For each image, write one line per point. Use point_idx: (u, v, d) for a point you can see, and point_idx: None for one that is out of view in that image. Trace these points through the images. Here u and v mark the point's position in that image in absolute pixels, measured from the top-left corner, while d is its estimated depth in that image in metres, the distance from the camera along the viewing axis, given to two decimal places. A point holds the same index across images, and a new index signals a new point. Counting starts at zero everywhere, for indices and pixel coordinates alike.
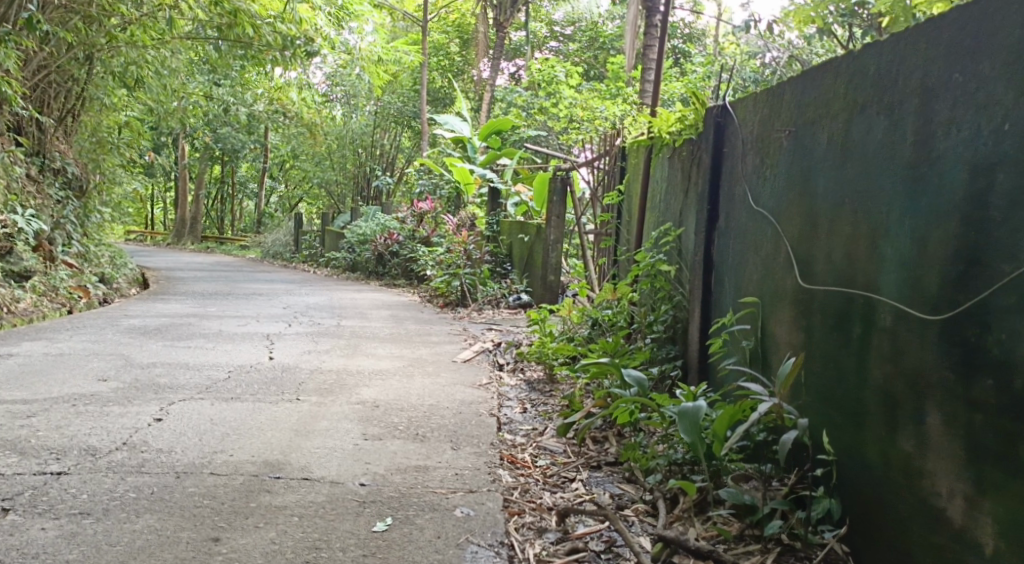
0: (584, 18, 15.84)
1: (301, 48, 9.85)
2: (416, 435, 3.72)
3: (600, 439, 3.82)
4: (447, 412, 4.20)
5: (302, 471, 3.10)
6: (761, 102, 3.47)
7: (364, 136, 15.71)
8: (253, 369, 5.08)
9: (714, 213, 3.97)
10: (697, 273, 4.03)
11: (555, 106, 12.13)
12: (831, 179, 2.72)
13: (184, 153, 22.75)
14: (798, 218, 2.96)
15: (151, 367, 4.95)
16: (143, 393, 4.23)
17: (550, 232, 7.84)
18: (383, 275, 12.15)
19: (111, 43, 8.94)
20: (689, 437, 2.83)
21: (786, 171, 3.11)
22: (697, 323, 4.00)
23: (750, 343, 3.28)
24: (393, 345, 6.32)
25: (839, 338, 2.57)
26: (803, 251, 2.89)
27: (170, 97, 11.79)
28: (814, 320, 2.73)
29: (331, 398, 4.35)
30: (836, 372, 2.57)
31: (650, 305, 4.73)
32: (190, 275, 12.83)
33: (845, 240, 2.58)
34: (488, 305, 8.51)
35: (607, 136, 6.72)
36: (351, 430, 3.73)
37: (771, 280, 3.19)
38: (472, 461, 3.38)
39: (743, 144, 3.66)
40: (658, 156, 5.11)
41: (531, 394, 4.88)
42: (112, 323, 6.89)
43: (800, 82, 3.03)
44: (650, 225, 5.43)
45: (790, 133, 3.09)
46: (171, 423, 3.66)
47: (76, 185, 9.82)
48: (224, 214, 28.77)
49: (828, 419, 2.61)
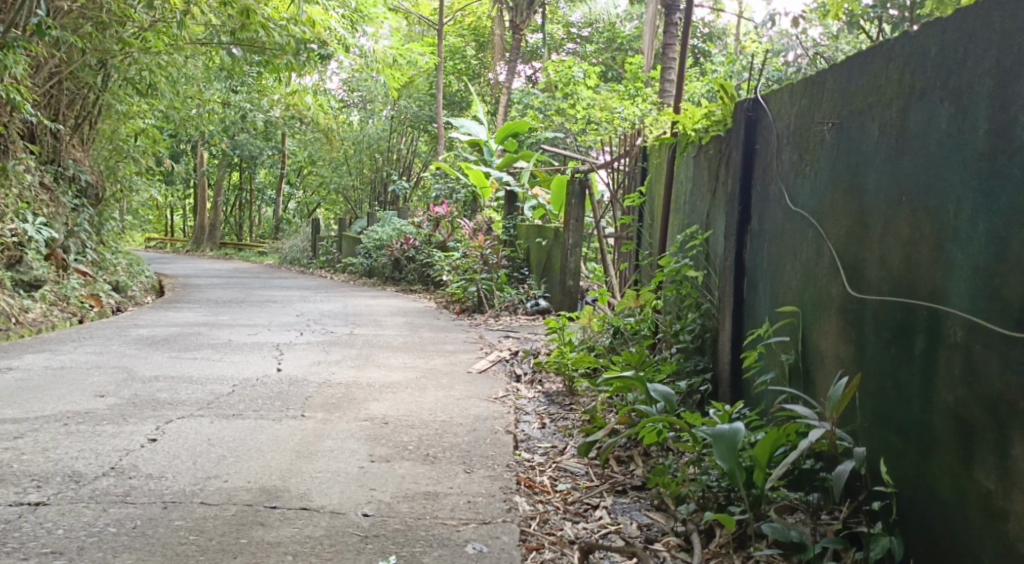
0: (602, 19, 15.57)
1: (317, 51, 9.64)
2: (426, 456, 3.46)
3: (625, 460, 3.55)
4: (460, 429, 3.93)
5: (301, 500, 2.84)
6: (798, 93, 3.19)
7: (381, 141, 15.46)
8: (259, 382, 4.83)
9: (745, 214, 3.68)
10: (727, 279, 3.75)
11: (573, 107, 11.84)
12: (883, 174, 2.45)
13: (201, 160, 22.59)
14: (845, 218, 2.69)
15: (153, 381, 4.72)
16: (140, 410, 3.99)
17: (569, 236, 7.56)
18: (400, 281, 11.91)
19: (125, 49, 8.73)
20: (726, 463, 2.58)
21: (830, 167, 2.83)
22: (729, 334, 3.72)
23: (789, 357, 3.01)
24: (407, 355, 6.06)
25: (899, 354, 2.31)
26: (851, 256, 2.62)
27: (187, 105, 11.60)
28: (868, 332, 2.47)
29: (338, 414, 4.09)
30: (895, 391, 2.32)
31: (676, 312, 4.46)
32: (206, 282, 12.64)
33: (903, 245, 2.32)
34: (505, 311, 8.22)
35: (628, 136, 6.46)
36: (356, 451, 3.47)
37: (813, 287, 2.92)
38: (486, 487, 3.11)
39: (779, 139, 3.37)
40: (682, 156, 4.84)
41: (550, 408, 4.61)
42: (120, 333, 6.66)
43: (846, 68, 2.75)
44: (674, 228, 5.13)
45: (834, 126, 2.82)
46: (164, 444, 3.41)
47: (91, 193, 9.62)
48: (242, 221, 28.65)
49: (886, 447, 2.36)
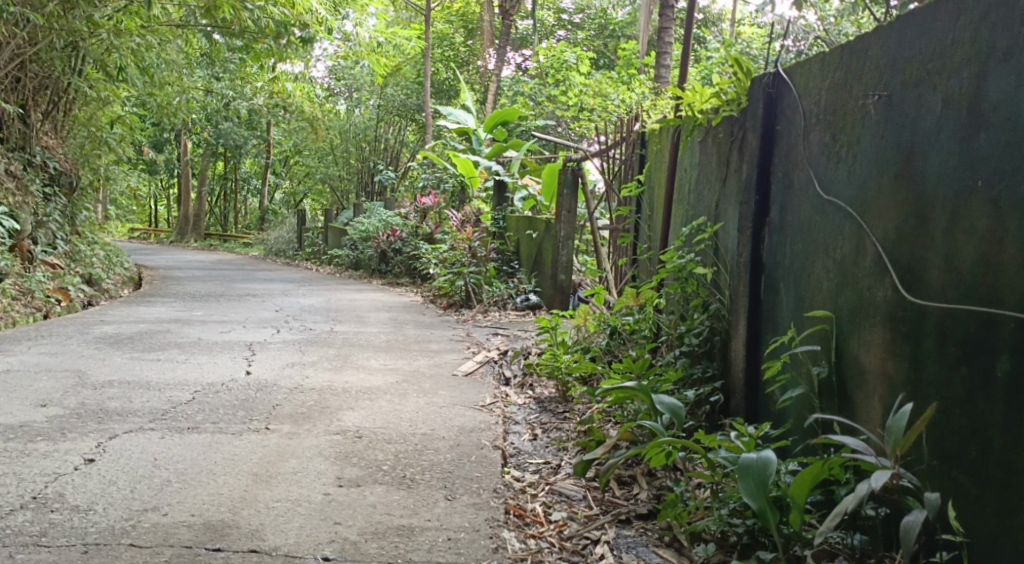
0: (594, 5, 15.06)
1: (298, 35, 9.16)
2: (403, 479, 3.03)
3: (627, 481, 3.15)
4: (442, 444, 3.51)
5: (251, 540, 2.42)
6: (831, 64, 2.78)
7: (367, 130, 14.90)
8: (224, 387, 4.37)
9: (764, 204, 3.27)
10: (741, 278, 3.34)
11: (563, 94, 11.32)
12: (949, 154, 2.12)
13: (185, 149, 21.98)
14: (897, 208, 2.32)
15: (105, 387, 4.25)
16: (83, 423, 3.54)
17: (560, 227, 7.10)
18: (386, 274, 11.45)
19: (94, 30, 8.13)
20: (754, 502, 2.23)
21: (875, 147, 2.45)
22: (744, 341, 3.31)
23: (821, 370, 2.62)
24: (389, 355, 5.62)
25: (972, 375, 1.99)
26: (903, 254, 2.28)
27: (170, 96, 11.08)
28: (930, 347, 2.14)
29: (307, 427, 3.65)
30: (968, 427, 2.00)
31: (680, 312, 4.04)
32: (187, 273, 12.17)
33: (978, 242, 2.01)
34: (493, 306, 7.79)
35: (623, 121, 6.04)
36: (322, 473, 3.03)
37: (852, 289, 2.54)
38: (470, 519, 2.70)
39: (805, 118, 2.97)
40: (687, 140, 4.41)
41: (542, 417, 4.19)
42: (82, 332, 6.18)
43: (898, 31, 2.37)
44: (677, 219, 4.68)
45: (882, 99, 2.43)
46: (102, 467, 2.96)
47: (63, 181, 9.04)
48: (228, 211, 28.05)
49: (952, 489, 2.05)
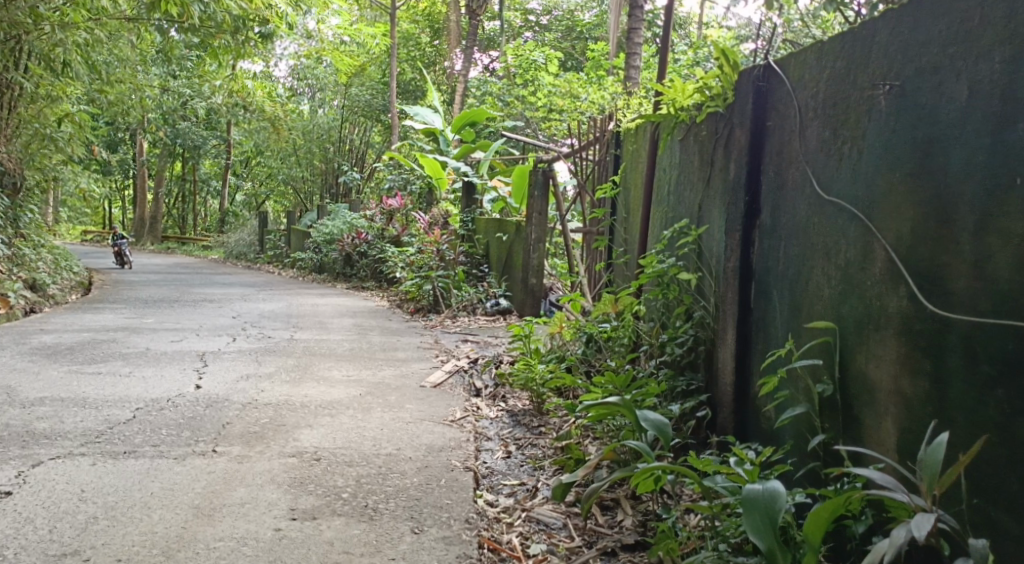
0: (562, 5, 14.77)
1: (256, 31, 8.79)
2: (364, 509, 2.73)
3: (611, 506, 2.88)
4: (409, 466, 3.21)
5: None
6: (831, 53, 2.52)
7: (330, 130, 14.46)
8: (170, 404, 4.04)
9: (754, 206, 3.02)
10: (729, 285, 3.09)
11: (532, 94, 11.04)
12: (977, 149, 1.88)
13: (142, 150, 21.37)
14: (912, 209, 2.08)
15: (35, 405, 3.90)
16: (5, 449, 3.20)
17: (531, 230, 6.81)
18: (351, 277, 11.12)
19: (36, 23, 7.68)
20: (762, 540, 1.97)
21: (883, 142, 2.21)
22: (732, 353, 3.06)
23: (823, 387, 2.37)
24: (351, 365, 5.30)
25: (1012, 398, 1.75)
26: (920, 260, 2.02)
27: (122, 93, 10.64)
28: (957, 362, 1.89)
29: (259, 449, 3.34)
30: (1008, 457, 1.76)
31: (660, 320, 3.78)
32: (141, 278, 11.74)
33: (1015, 248, 1.76)
34: (462, 311, 7.49)
35: (597, 121, 5.77)
36: (273, 503, 2.73)
37: (858, 299, 2.29)
38: (438, 556, 2.42)
39: (802, 112, 2.71)
40: (667, 137, 4.15)
41: (516, 432, 3.91)
42: (20, 342, 5.79)
43: (912, 14, 2.12)
44: (655, 223, 4.41)
45: (892, 89, 2.18)
46: (19, 501, 2.65)
47: (5, 181, 8.59)
48: (187, 213, 27.41)
49: (987, 526, 1.81)
